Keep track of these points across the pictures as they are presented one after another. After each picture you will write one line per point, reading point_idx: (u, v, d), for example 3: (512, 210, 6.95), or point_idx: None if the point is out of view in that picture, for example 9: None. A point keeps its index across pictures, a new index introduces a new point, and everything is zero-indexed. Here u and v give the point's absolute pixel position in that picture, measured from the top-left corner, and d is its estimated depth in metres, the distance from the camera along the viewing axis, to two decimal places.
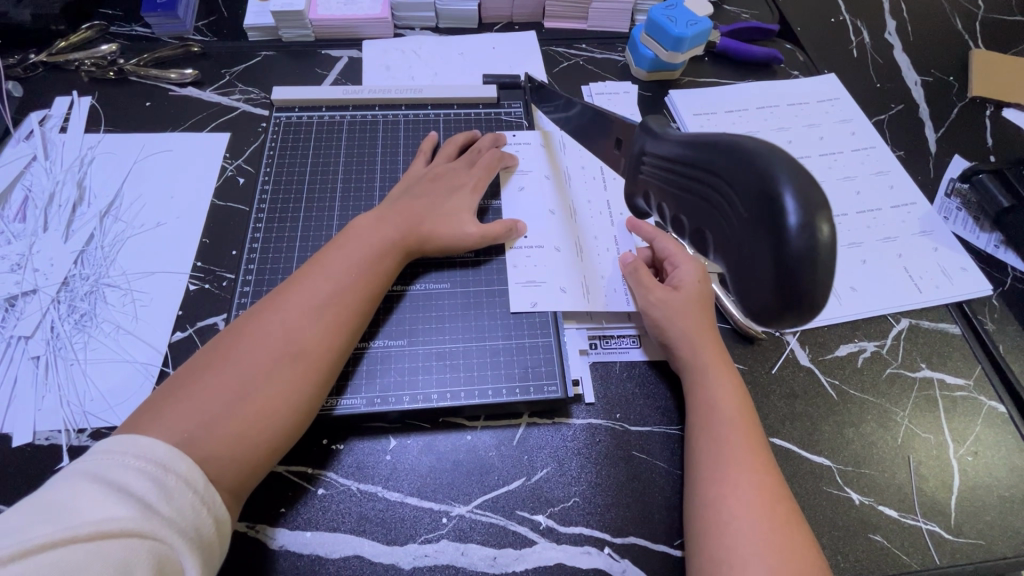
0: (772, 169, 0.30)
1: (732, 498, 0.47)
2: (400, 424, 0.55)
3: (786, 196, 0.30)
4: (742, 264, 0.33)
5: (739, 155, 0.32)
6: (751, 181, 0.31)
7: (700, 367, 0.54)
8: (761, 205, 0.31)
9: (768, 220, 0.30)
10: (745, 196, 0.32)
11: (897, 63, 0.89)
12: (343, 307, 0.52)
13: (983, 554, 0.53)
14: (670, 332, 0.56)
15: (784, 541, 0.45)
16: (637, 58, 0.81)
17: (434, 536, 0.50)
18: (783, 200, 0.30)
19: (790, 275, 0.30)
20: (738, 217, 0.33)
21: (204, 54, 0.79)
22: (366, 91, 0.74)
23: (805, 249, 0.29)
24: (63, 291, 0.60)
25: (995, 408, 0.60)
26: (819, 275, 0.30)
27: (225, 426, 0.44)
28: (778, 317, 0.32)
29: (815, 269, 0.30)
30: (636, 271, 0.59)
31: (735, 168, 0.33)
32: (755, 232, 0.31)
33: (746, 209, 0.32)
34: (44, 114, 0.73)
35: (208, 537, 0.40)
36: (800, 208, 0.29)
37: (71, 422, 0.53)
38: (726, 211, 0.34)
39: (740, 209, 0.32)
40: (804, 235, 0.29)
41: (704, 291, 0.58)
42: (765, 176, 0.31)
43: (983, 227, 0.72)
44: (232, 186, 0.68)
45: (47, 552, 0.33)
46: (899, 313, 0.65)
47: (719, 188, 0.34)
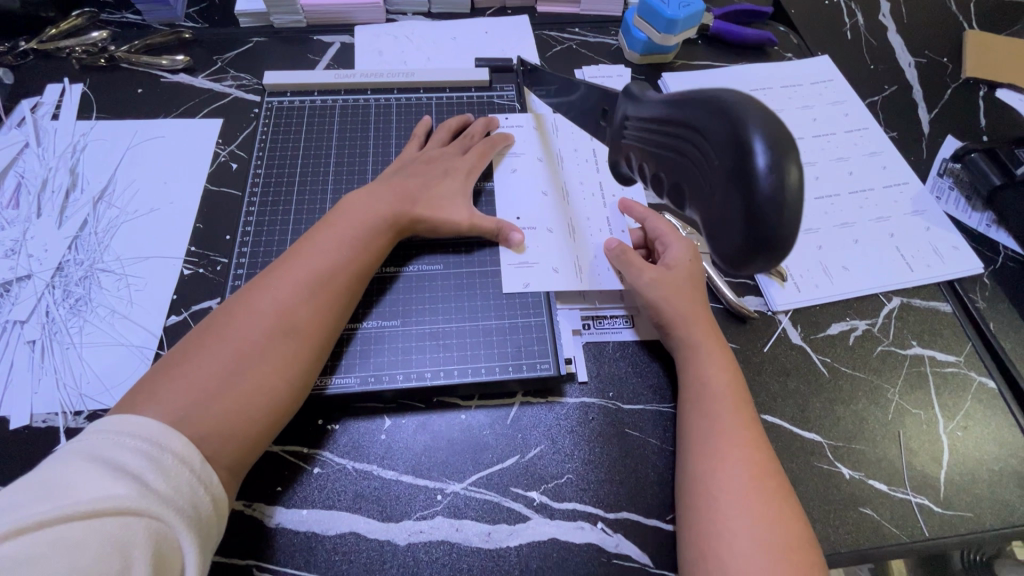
0: (742, 116, 0.31)
1: (722, 469, 0.47)
2: (394, 404, 0.55)
3: (755, 141, 0.30)
4: (715, 215, 0.33)
5: (711, 106, 0.32)
6: (721, 132, 0.31)
7: (690, 344, 0.55)
8: (732, 152, 0.31)
9: (738, 166, 0.30)
10: (717, 144, 0.32)
11: (890, 45, 0.88)
12: (334, 287, 0.52)
13: (971, 525, 0.53)
14: (661, 309, 0.56)
15: (772, 511, 0.45)
16: (629, 42, 0.81)
17: (428, 512, 0.50)
18: (752, 144, 0.30)
19: (760, 218, 0.30)
20: (711, 166, 0.32)
21: (196, 41, 0.79)
22: (358, 74, 0.74)
23: (774, 193, 0.29)
24: (58, 276, 0.60)
25: (985, 384, 0.61)
26: (787, 217, 0.30)
27: (219, 404, 0.44)
28: (749, 259, 0.32)
29: (783, 213, 0.30)
30: (625, 252, 0.60)
31: (707, 118, 0.33)
32: (726, 179, 0.31)
33: (719, 157, 0.32)
34: (35, 101, 0.72)
35: (206, 515, 0.40)
36: (769, 151, 0.29)
37: (67, 405, 0.53)
38: (700, 163, 0.34)
39: (712, 159, 0.32)
40: (773, 178, 0.29)
41: (695, 270, 0.59)
42: (736, 124, 0.31)
43: (975, 207, 0.72)
44: (226, 172, 0.68)
45: (44, 530, 0.33)
46: (890, 292, 0.65)
47: (692, 139, 0.34)
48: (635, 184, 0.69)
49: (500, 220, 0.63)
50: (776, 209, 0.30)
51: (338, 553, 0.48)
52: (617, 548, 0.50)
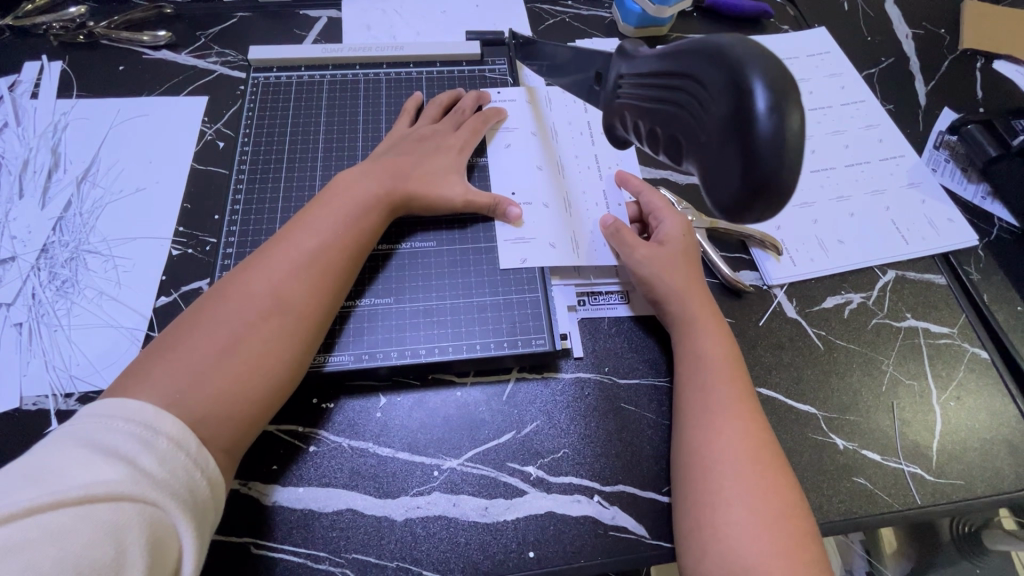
0: (741, 62, 0.30)
1: (717, 440, 0.48)
2: (389, 381, 0.55)
3: (754, 86, 0.29)
4: (712, 165, 0.32)
5: (707, 53, 0.32)
6: (719, 80, 0.31)
7: (688, 321, 0.54)
8: (731, 98, 0.30)
9: (736, 111, 0.30)
10: (715, 90, 0.31)
11: (888, 16, 0.87)
12: (327, 265, 0.52)
13: (961, 493, 0.54)
14: (658, 285, 0.56)
15: (768, 484, 0.46)
16: (624, 14, 0.79)
17: (425, 488, 0.50)
18: (752, 88, 0.29)
19: (760, 164, 0.29)
20: (707, 114, 0.32)
21: (178, 16, 0.77)
22: (346, 49, 0.72)
23: (773, 137, 0.29)
24: (43, 258, 0.59)
25: (978, 354, 0.61)
26: (788, 163, 0.29)
27: (215, 385, 0.44)
28: (747, 207, 0.31)
29: (783, 157, 0.29)
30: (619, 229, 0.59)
31: (705, 65, 0.32)
32: (724, 126, 0.31)
33: (715, 104, 0.31)
34: (12, 79, 0.70)
35: (202, 498, 0.39)
36: (768, 96, 0.29)
37: (58, 387, 0.53)
38: (696, 112, 0.33)
39: (708, 107, 0.32)
40: (773, 123, 0.29)
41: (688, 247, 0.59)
42: (735, 69, 0.30)
43: (971, 179, 0.72)
44: (212, 150, 0.67)
45: (33, 517, 0.32)
46: (885, 265, 0.65)
47: (689, 88, 0.33)
48: (629, 159, 0.68)
49: (495, 195, 0.62)
50: (775, 154, 0.29)
51: (336, 530, 0.48)
52: (614, 520, 0.50)
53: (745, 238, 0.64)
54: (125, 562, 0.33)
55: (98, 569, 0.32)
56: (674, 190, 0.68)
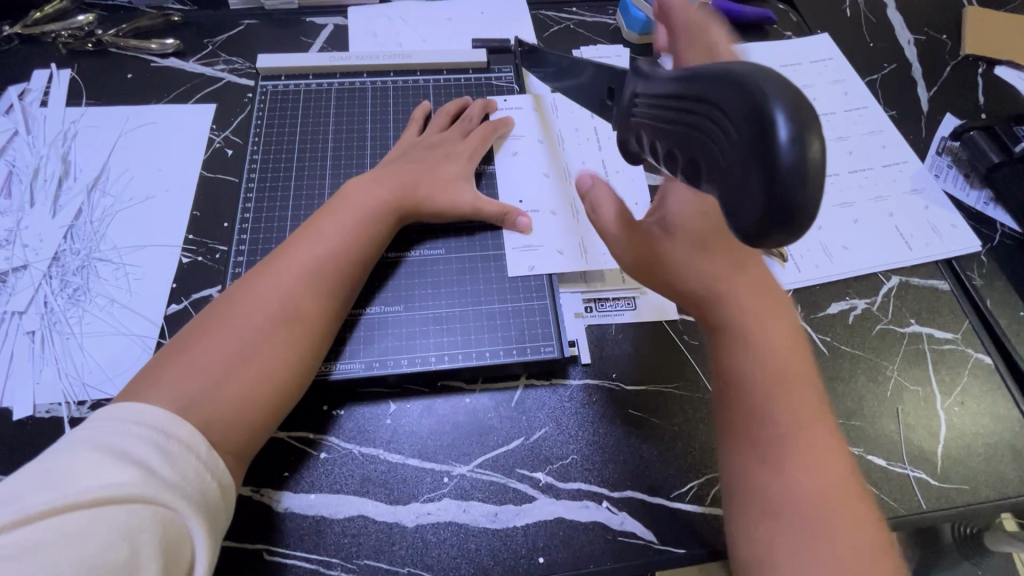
0: (762, 90, 0.30)
1: (808, 464, 0.43)
2: (399, 388, 0.55)
3: (776, 113, 0.30)
4: (733, 190, 0.33)
5: (727, 80, 0.32)
6: (743, 102, 0.31)
7: (741, 336, 0.47)
8: (752, 125, 0.30)
9: (759, 139, 0.30)
10: (735, 117, 0.32)
11: (890, 22, 0.88)
12: (336, 271, 0.52)
13: (967, 498, 0.55)
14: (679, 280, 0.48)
15: (846, 530, 0.41)
16: (628, 21, 0.80)
17: (436, 494, 0.51)
18: (774, 117, 0.30)
19: (782, 191, 0.30)
20: (727, 140, 0.32)
21: (185, 24, 0.77)
22: (354, 57, 0.73)
23: (795, 165, 0.29)
24: (54, 266, 0.60)
25: (981, 359, 0.62)
26: (811, 190, 0.30)
27: (225, 391, 0.44)
28: (767, 234, 0.32)
29: (805, 184, 0.30)
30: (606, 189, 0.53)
31: (725, 92, 0.32)
32: (745, 153, 0.31)
33: (736, 131, 0.32)
34: (21, 87, 0.71)
35: (214, 500, 0.40)
36: (791, 124, 0.29)
37: (70, 395, 0.53)
38: (715, 138, 0.34)
39: (729, 133, 0.32)
40: (795, 151, 0.29)
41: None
42: (756, 97, 0.31)
43: (973, 184, 0.72)
44: (221, 158, 0.67)
45: (49, 520, 0.33)
46: (889, 271, 0.65)
47: (709, 113, 0.34)
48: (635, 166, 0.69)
49: (504, 204, 0.63)
50: (798, 182, 0.30)
51: (347, 536, 0.49)
52: (623, 525, 0.51)
53: None
54: (139, 563, 0.34)
55: (113, 570, 0.33)
56: None
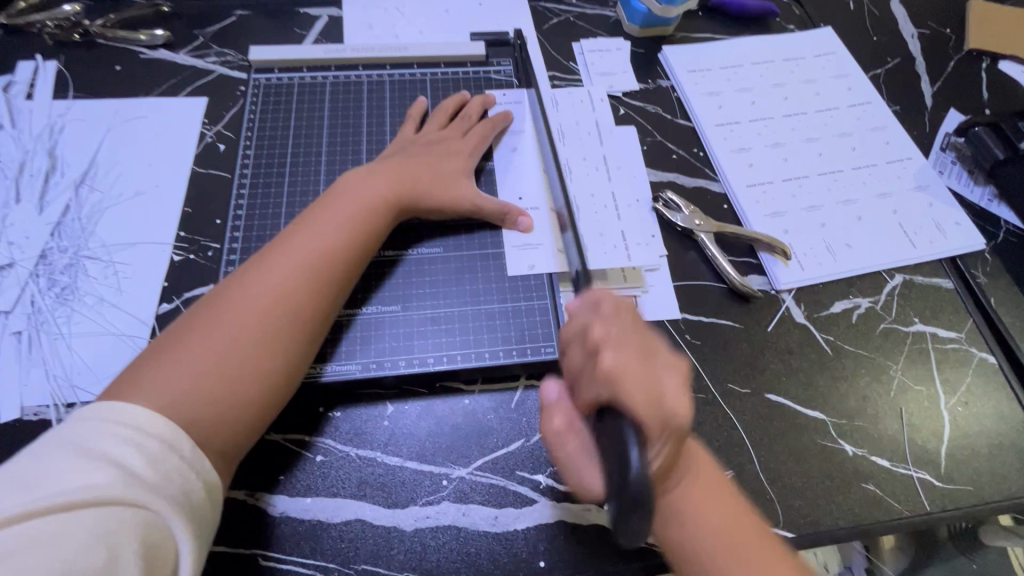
0: (627, 433, 0.35)
1: None
2: (396, 389, 0.54)
3: (630, 447, 0.34)
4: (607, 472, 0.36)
5: (613, 419, 0.37)
6: (613, 445, 0.36)
7: (682, 519, 0.44)
8: (616, 459, 0.35)
9: (618, 463, 0.35)
10: (615, 455, 0.35)
11: (894, 16, 0.86)
12: (326, 268, 0.50)
13: (971, 499, 0.54)
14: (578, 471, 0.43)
15: None
16: (629, 13, 0.78)
17: (434, 497, 0.50)
18: (629, 452, 0.34)
19: (628, 507, 0.33)
20: (611, 470, 0.36)
21: (175, 14, 0.75)
22: (348, 49, 0.71)
23: (636, 489, 0.33)
24: (42, 264, 0.58)
25: (985, 359, 0.61)
26: (646, 507, 0.33)
27: (206, 388, 0.43)
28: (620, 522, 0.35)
29: (644, 501, 0.33)
30: (568, 412, 0.44)
31: (609, 421, 0.37)
32: (610, 463, 0.36)
33: (613, 471, 0.35)
34: (6, 79, 0.69)
35: (198, 501, 0.39)
36: (638, 456, 0.34)
37: (59, 397, 0.52)
38: (604, 441, 0.37)
39: (613, 467, 0.35)
40: (639, 473, 0.33)
41: (679, 426, 0.41)
42: (624, 431, 0.35)
43: (977, 181, 0.72)
44: (213, 153, 0.66)
45: (25, 523, 0.32)
46: (893, 269, 0.65)
47: (602, 419, 0.38)
48: (636, 163, 0.68)
49: (503, 202, 0.62)
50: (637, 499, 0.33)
51: (345, 540, 0.48)
52: None
53: (753, 242, 0.64)
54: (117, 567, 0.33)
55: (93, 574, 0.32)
56: (681, 192, 0.67)
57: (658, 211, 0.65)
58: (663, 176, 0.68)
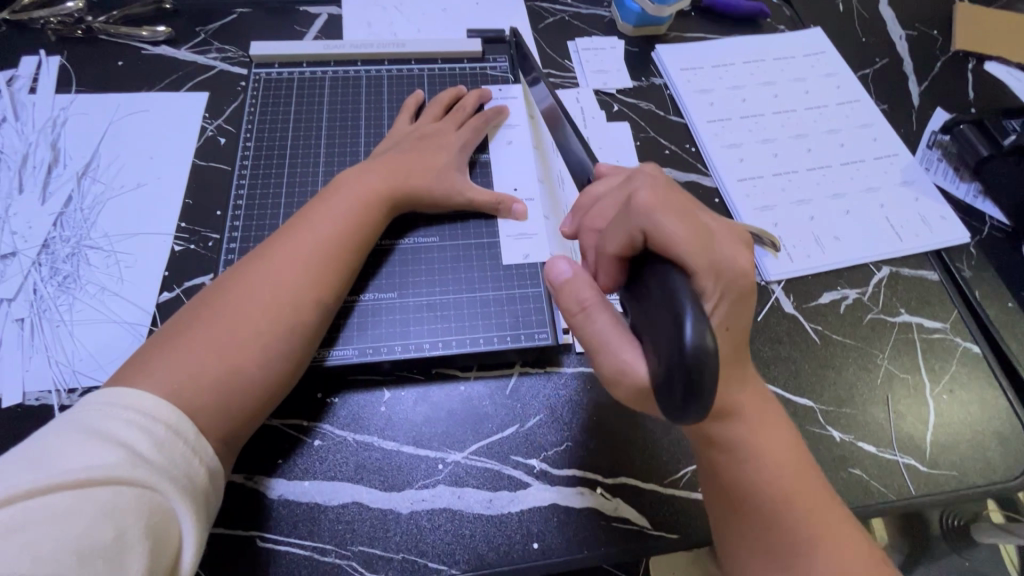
0: (681, 301, 0.36)
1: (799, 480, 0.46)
2: (393, 376, 0.55)
3: (687, 313, 0.35)
4: (664, 343, 0.36)
5: (666, 293, 0.37)
6: (666, 303, 0.37)
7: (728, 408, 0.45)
8: (671, 327, 0.35)
9: (673, 331, 0.35)
10: (668, 324, 0.36)
11: (882, 18, 0.88)
12: (329, 259, 0.52)
13: (955, 484, 0.55)
14: (596, 350, 0.43)
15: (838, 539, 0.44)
16: (623, 13, 0.80)
17: (430, 481, 0.51)
18: (684, 315, 0.35)
19: (689, 372, 0.33)
20: (663, 344, 0.36)
21: (177, 12, 0.77)
22: (348, 45, 0.72)
23: (694, 353, 0.33)
24: (44, 253, 0.59)
25: (970, 349, 0.62)
26: (705, 378, 0.33)
27: (212, 376, 0.44)
28: (677, 400, 0.34)
29: (705, 367, 0.33)
30: (592, 291, 0.44)
31: (659, 296, 0.38)
32: (666, 335, 0.36)
33: (667, 339, 0.36)
34: (10, 74, 0.70)
35: (201, 485, 0.40)
36: (694, 325, 0.34)
37: (60, 383, 0.53)
38: (655, 321, 0.38)
39: (668, 338, 0.36)
40: (696, 342, 0.34)
41: (736, 279, 0.41)
42: (675, 301, 0.36)
43: (963, 177, 0.73)
44: (213, 146, 0.67)
45: (34, 499, 0.33)
46: (880, 261, 0.66)
47: (652, 289, 0.39)
48: (629, 158, 0.70)
49: (499, 194, 0.63)
50: (697, 369, 0.33)
51: (342, 522, 0.49)
52: (617, 512, 0.51)
53: None
54: (125, 544, 0.34)
55: (99, 552, 0.33)
56: None
57: None
58: None
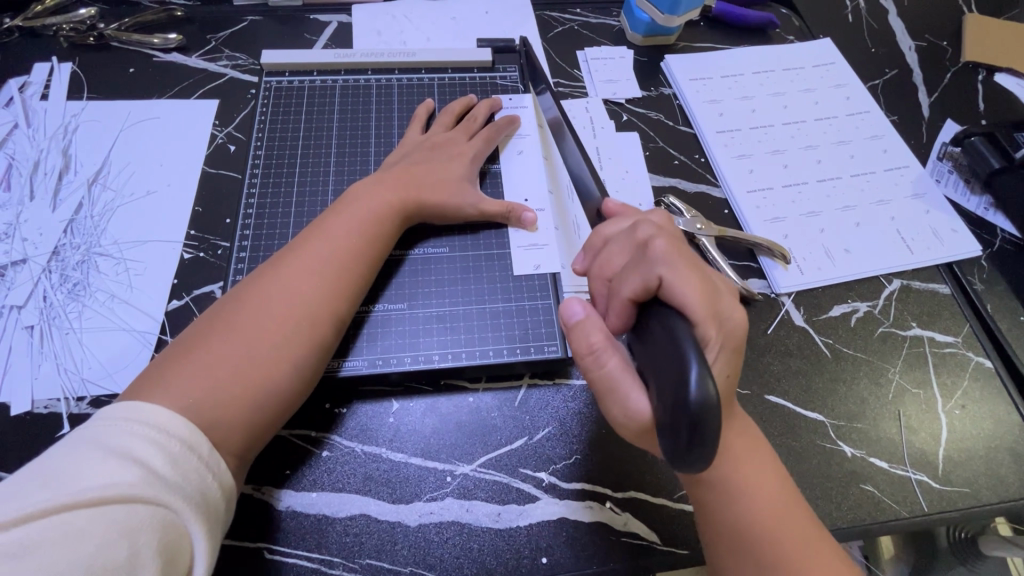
0: (684, 347, 0.36)
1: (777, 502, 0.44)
2: (401, 387, 0.55)
3: (690, 360, 0.35)
4: (667, 389, 0.36)
5: (669, 337, 0.38)
6: (668, 346, 0.37)
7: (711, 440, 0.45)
8: (674, 373, 0.36)
9: (676, 377, 0.35)
10: (672, 370, 0.36)
11: (891, 29, 0.88)
12: (343, 271, 0.52)
13: (968, 501, 0.55)
14: (607, 391, 0.43)
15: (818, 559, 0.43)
16: (631, 23, 0.80)
17: (439, 494, 0.50)
18: (687, 362, 0.35)
19: (693, 421, 0.33)
20: (666, 389, 0.36)
21: (188, 19, 0.77)
22: (358, 54, 0.72)
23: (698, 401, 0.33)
24: (54, 260, 0.59)
25: (982, 363, 0.62)
26: (709, 427, 0.33)
27: (228, 391, 0.44)
28: (682, 446, 0.34)
29: (708, 416, 0.33)
30: (601, 332, 0.44)
31: (662, 340, 0.38)
32: (669, 381, 0.36)
33: (670, 385, 0.36)
34: (22, 80, 0.70)
35: (214, 501, 0.39)
36: (698, 373, 0.34)
37: (69, 391, 0.53)
38: (658, 366, 0.38)
39: (672, 384, 0.35)
40: (699, 391, 0.34)
41: (734, 334, 0.42)
42: (679, 347, 0.36)
43: (974, 190, 0.73)
44: (223, 154, 0.67)
45: (49, 518, 0.33)
46: (891, 274, 0.66)
47: (656, 333, 0.39)
48: (638, 168, 0.69)
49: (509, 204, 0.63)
50: (702, 418, 0.33)
51: (349, 535, 0.48)
52: (626, 526, 0.51)
53: (753, 246, 0.65)
54: (138, 564, 0.33)
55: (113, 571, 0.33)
56: (683, 197, 0.69)
57: None
58: (666, 181, 0.69)
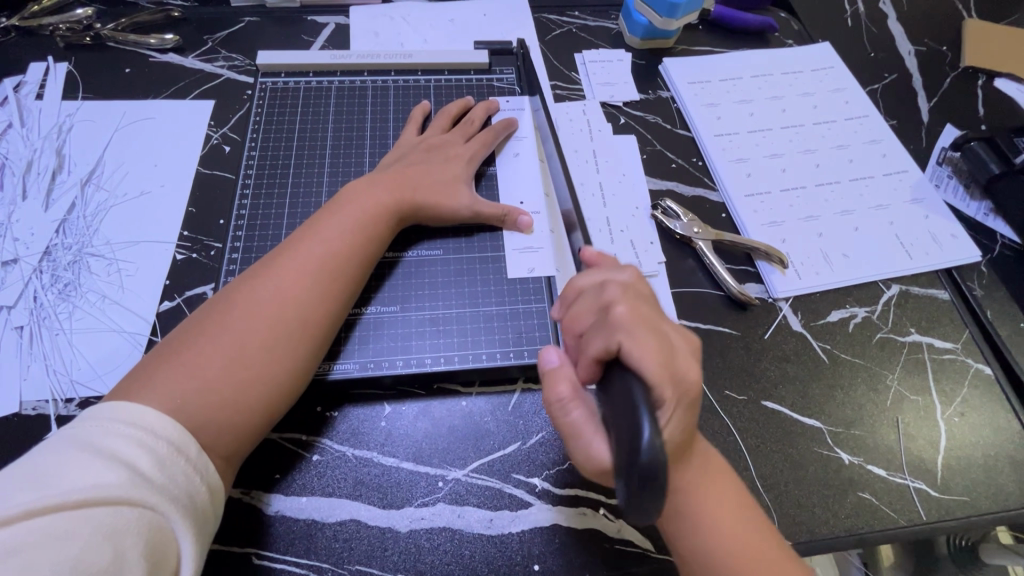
0: (635, 403, 0.35)
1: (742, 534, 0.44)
2: (394, 390, 0.54)
3: (641, 417, 0.34)
4: (621, 445, 0.35)
5: (623, 393, 0.37)
6: (622, 403, 0.36)
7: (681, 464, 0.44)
8: (625, 430, 0.35)
9: (627, 435, 0.34)
10: (625, 429, 0.35)
11: (891, 33, 0.88)
12: (336, 272, 0.51)
13: (967, 510, 0.54)
14: (574, 441, 0.42)
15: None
16: (630, 26, 0.80)
17: (430, 499, 0.50)
18: (637, 420, 0.34)
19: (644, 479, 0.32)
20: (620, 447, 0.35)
21: (185, 20, 0.77)
22: (354, 56, 0.72)
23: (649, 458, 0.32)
24: (45, 260, 0.59)
25: (982, 370, 0.61)
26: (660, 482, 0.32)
27: (216, 393, 0.43)
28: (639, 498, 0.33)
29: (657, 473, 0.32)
30: (571, 382, 0.43)
31: (617, 394, 0.37)
32: (621, 438, 0.35)
33: (623, 443, 0.35)
34: (17, 80, 0.70)
35: (201, 504, 0.39)
36: (649, 430, 0.33)
37: (58, 392, 0.52)
38: (614, 423, 0.37)
39: (624, 442, 0.35)
40: (650, 449, 0.33)
41: (693, 393, 0.41)
42: (631, 404, 0.35)
43: (973, 195, 0.72)
44: (218, 154, 0.67)
45: (33, 520, 0.32)
46: (890, 280, 0.65)
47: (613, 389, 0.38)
48: (635, 171, 0.69)
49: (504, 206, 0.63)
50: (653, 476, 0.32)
51: (339, 541, 0.48)
52: (620, 534, 0.50)
53: (750, 251, 0.64)
54: (124, 566, 0.33)
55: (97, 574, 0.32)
56: (680, 201, 0.68)
57: (657, 219, 0.65)
58: (663, 184, 0.69)
